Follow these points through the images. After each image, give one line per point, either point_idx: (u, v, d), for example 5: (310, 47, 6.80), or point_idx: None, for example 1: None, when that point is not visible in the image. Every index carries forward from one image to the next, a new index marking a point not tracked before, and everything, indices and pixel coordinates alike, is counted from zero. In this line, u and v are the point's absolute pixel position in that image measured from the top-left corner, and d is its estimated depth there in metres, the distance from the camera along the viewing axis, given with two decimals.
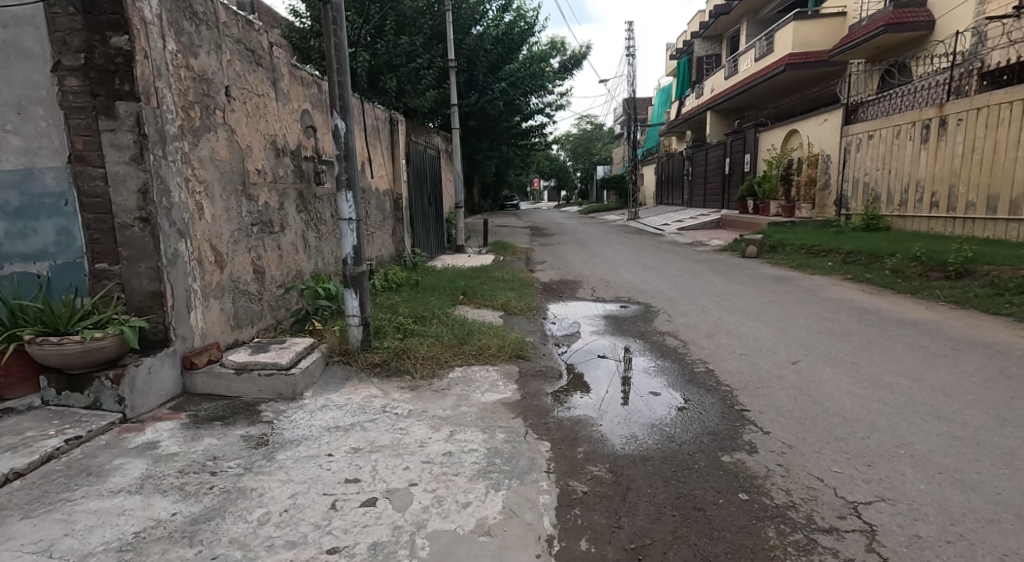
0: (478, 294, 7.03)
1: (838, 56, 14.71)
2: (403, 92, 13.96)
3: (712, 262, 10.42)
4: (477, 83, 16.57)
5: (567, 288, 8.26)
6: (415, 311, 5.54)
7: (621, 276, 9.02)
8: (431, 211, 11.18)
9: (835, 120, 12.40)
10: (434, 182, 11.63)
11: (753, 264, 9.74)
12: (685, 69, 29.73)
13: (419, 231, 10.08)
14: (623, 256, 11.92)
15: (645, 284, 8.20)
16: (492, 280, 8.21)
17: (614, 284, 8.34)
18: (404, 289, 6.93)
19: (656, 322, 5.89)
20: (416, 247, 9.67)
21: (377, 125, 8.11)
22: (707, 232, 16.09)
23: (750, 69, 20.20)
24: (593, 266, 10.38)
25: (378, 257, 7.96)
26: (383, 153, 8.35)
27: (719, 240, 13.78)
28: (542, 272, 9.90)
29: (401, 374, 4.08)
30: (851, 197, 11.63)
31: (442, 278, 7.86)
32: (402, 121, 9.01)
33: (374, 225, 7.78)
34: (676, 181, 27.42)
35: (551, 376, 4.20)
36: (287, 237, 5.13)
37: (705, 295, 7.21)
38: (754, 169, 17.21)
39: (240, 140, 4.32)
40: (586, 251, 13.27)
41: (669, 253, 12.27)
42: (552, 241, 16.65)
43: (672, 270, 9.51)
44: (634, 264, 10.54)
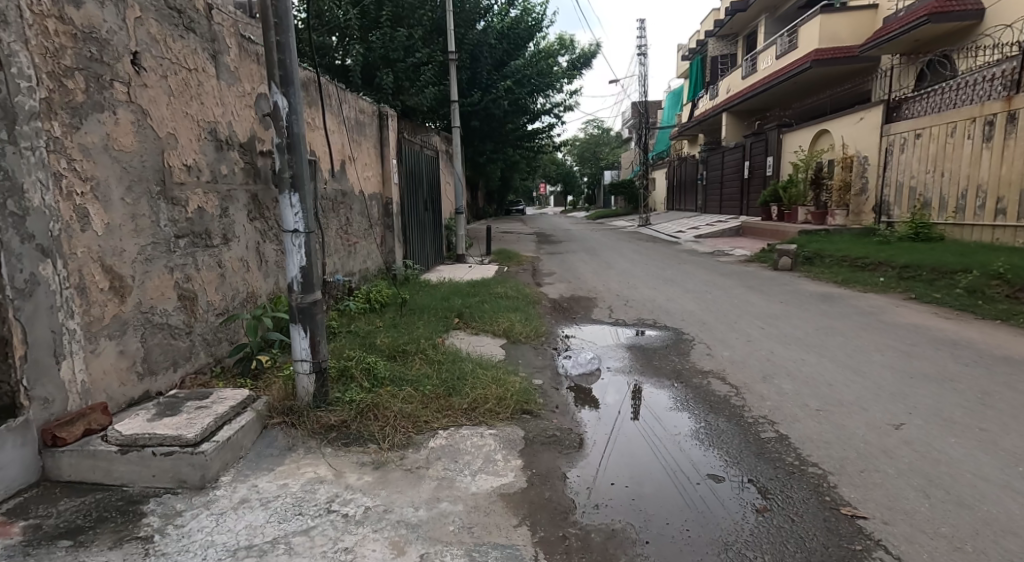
0: (477, 317, 5.98)
1: (871, 50, 13.61)
2: (400, 89, 12.99)
3: (741, 275, 9.31)
4: (481, 81, 15.59)
5: (580, 307, 7.21)
6: (395, 344, 4.49)
7: (641, 293, 7.94)
8: (427, 218, 10.14)
9: (874, 118, 11.31)
10: (432, 185, 10.60)
11: (789, 279, 8.64)
12: (698, 70, 28.68)
13: (414, 240, 9.06)
14: (639, 267, 10.84)
15: (669, 303, 7.12)
16: (494, 297, 7.15)
17: (634, 302, 7.27)
18: (391, 310, 5.89)
19: (692, 356, 4.81)
20: (409, 258, 8.63)
21: (363, 120, 7.10)
22: (727, 240, 14.98)
23: (770, 68, 19.12)
24: (607, 280, 9.31)
25: (362, 272, 6.92)
26: (370, 152, 7.32)
27: (743, 249, 12.68)
28: (551, 286, 8.85)
29: (365, 444, 3.01)
30: (895, 203, 10.61)
31: (437, 296, 6.82)
32: (394, 116, 8.00)
33: (356, 234, 6.75)
34: (689, 186, 26.32)
35: (567, 444, 3.12)
36: (233, 251, 4.07)
37: (744, 318, 6.11)
38: (777, 173, 16.11)
39: (158, 126, 3.28)
40: (597, 260, 12.21)
41: (690, 264, 11.17)
42: (560, 249, 15.55)
43: (697, 285, 8.42)
44: (652, 277, 9.46)
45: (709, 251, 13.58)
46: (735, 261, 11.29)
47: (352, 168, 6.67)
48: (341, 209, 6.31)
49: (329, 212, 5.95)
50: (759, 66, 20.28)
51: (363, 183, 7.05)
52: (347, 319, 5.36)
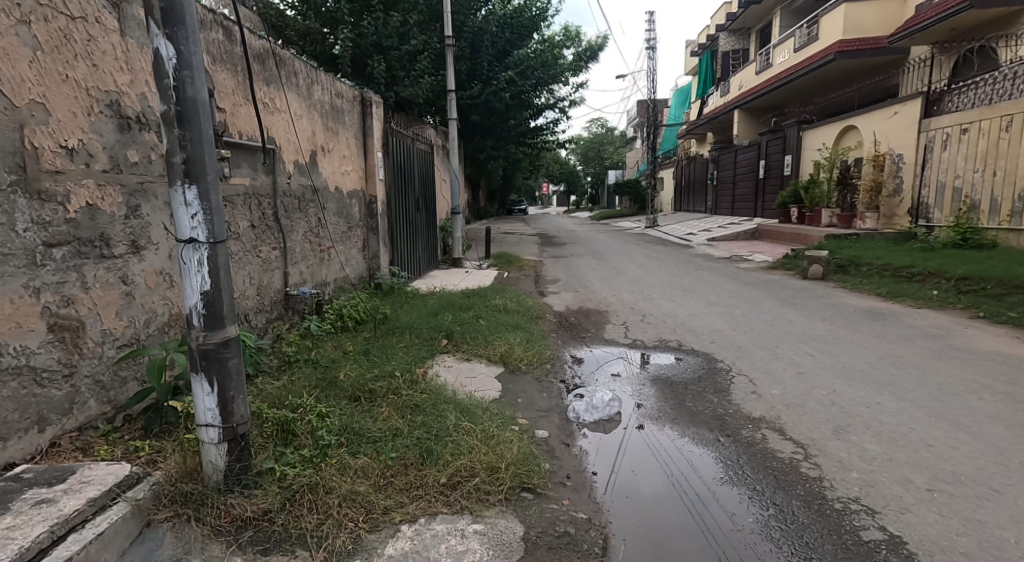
0: (467, 337, 5.05)
1: (901, 40, 12.67)
2: (395, 79, 12.09)
3: (767, 286, 8.37)
4: (481, 72, 14.68)
5: (590, 323, 6.28)
6: (360, 382, 3.55)
7: (658, 306, 7.03)
8: (420, 219, 9.23)
9: (911, 112, 10.39)
10: (426, 183, 9.69)
11: (823, 290, 7.71)
12: (708, 66, 27.73)
13: (403, 243, 8.15)
14: (652, 274, 9.92)
15: (692, 320, 6.19)
16: (490, 311, 6.25)
17: (651, 318, 6.34)
18: (366, 331, 4.97)
19: (732, 396, 3.88)
20: (397, 264, 7.71)
21: (342, 106, 6.18)
22: (743, 244, 14.04)
23: (787, 62, 18.23)
24: (618, 289, 8.39)
25: (337, 282, 6.00)
26: (349, 143, 6.41)
27: (763, 255, 11.74)
28: (556, 296, 7.94)
29: (293, 550, 2.07)
30: (935, 205, 9.70)
31: (422, 310, 5.91)
32: (379, 103, 7.09)
33: (331, 238, 5.84)
34: (699, 186, 25.38)
35: (586, 549, 2.20)
36: (149, 262, 3.11)
37: (786, 341, 5.18)
38: (796, 172, 15.17)
39: (12, 89, 2.36)
40: (605, 266, 11.28)
41: (707, 271, 10.25)
42: (564, 252, 14.63)
43: (719, 298, 7.48)
44: (668, 287, 8.54)
45: (725, 256, 12.64)
46: (756, 268, 10.36)
47: (327, 160, 5.75)
48: (312, 208, 5.40)
49: (295, 212, 5.03)
50: (775, 60, 19.36)
51: (341, 178, 6.13)
52: (310, 343, 4.43)
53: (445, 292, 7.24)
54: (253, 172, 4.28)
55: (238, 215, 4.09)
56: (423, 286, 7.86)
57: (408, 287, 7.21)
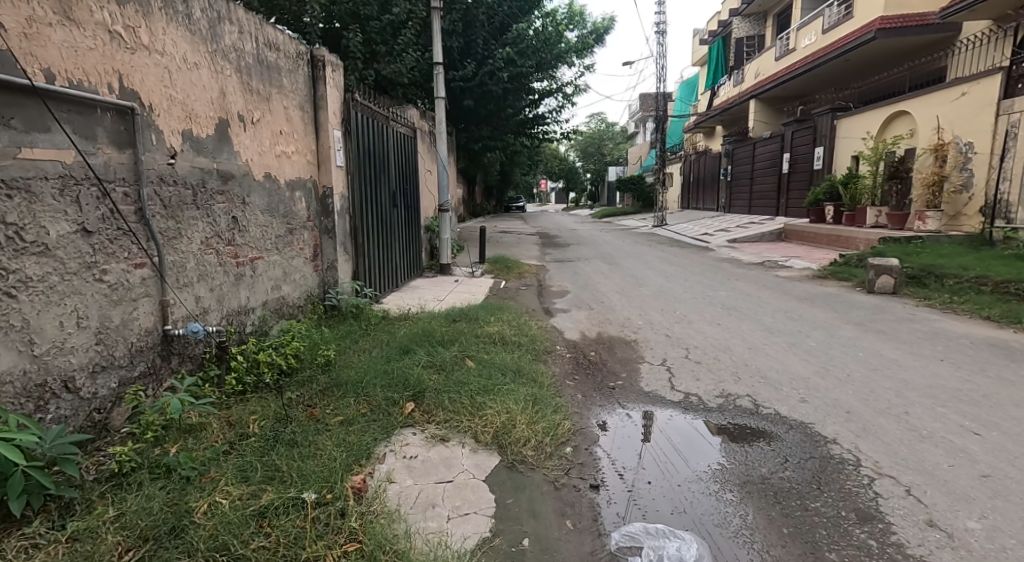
0: (443, 394, 3.45)
1: (953, 17, 11.12)
2: (375, 55, 10.66)
3: (827, 304, 6.75)
4: (476, 51, 13.03)
5: (617, 363, 4.66)
6: (231, 533, 1.96)
7: (701, 336, 5.41)
8: (397, 217, 7.58)
9: (983, 93, 8.83)
10: (405, 174, 8.03)
11: (907, 311, 6.10)
12: (719, 55, 26.08)
13: (373, 251, 6.53)
14: (679, 286, 8.31)
15: (756, 360, 4.56)
16: (480, 347, 4.62)
17: (698, 357, 4.70)
18: (292, 392, 3.36)
19: (895, 533, 2.23)
20: (362, 276, 6.05)
21: (277, 63, 4.49)
22: (771, 248, 12.45)
23: (815, 45, 16.61)
24: (642, 308, 6.76)
25: (269, 307, 4.34)
26: (290, 116, 4.73)
27: (803, 262, 10.15)
28: (567, 317, 6.32)
29: None
30: (1020, 203, 8.13)
31: (383, 348, 4.28)
32: (337, 66, 5.42)
33: (257, 245, 4.19)
34: (711, 182, 23.79)
35: None
36: None
37: (913, 401, 3.55)
38: (831, 166, 13.61)
39: None
40: (619, 274, 9.67)
41: (742, 282, 8.65)
42: (568, 255, 13.01)
43: (776, 322, 5.85)
44: (703, 305, 6.92)
45: (755, 261, 11.05)
46: (801, 279, 8.76)
47: (250, 134, 4.08)
48: (222, 203, 3.73)
49: (189, 208, 3.37)
50: (800, 44, 17.75)
51: (275, 161, 4.46)
52: (190, 421, 2.82)
53: (424, 315, 5.61)
54: (83, 143, 2.60)
55: (48, 212, 2.42)
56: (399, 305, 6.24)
57: (378, 309, 5.55)
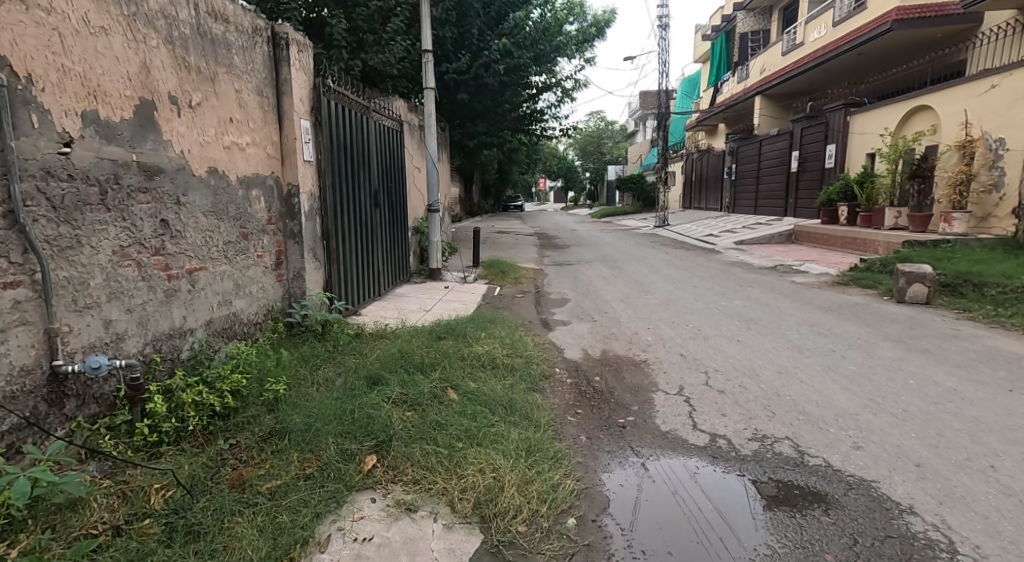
0: (412, 444, 2.79)
1: (976, 6, 10.46)
2: (362, 44, 9.97)
3: (856, 315, 6.09)
4: (470, 41, 12.34)
5: (627, 393, 3.99)
6: None
7: (721, 357, 4.74)
8: (379, 219, 6.89)
9: (1013, 85, 8.19)
10: (388, 170, 7.33)
11: (950, 326, 5.42)
12: (723, 50, 25.41)
13: (350, 259, 5.87)
14: (689, 294, 7.64)
15: (790, 389, 3.90)
16: (464, 376, 3.95)
17: (721, 385, 4.04)
18: (225, 442, 2.68)
19: None
20: (335, 287, 5.35)
21: (226, 39, 3.81)
22: (782, 251, 11.80)
23: (827, 38, 15.94)
24: (650, 321, 6.10)
25: (214, 329, 3.65)
26: (244, 102, 4.04)
27: (819, 266, 9.50)
28: (567, 332, 5.65)
29: None
30: None
31: (348, 377, 3.62)
32: (304, 46, 4.72)
33: (197, 254, 3.50)
34: (715, 181, 23.14)
35: None
36: None
37: (999, 452, 2.86)
38: (844, 165, 13.04)
39: None
40: (622, 280, 9.00)
41: (757, 289, 7.98)
42: (568, 258, 12.33)
43: (803, 339, 5.19)
44: (719, 317, 6.25)
45: (767, 266, 10.39)
46: (819, 286, 8.09)
47: (188, 120, 3.39)
48: (146, 203, 3.03)
49: (94, 210, 2.68)
50: (809, 38, 17.08)
51: (223, 154, 3.77)
52: (68, 494, 2.12)
53: (403, 331, 4.93)
54: None
55: None
56: (376, 318, 5.58)
57: (352, 323, 4.87)
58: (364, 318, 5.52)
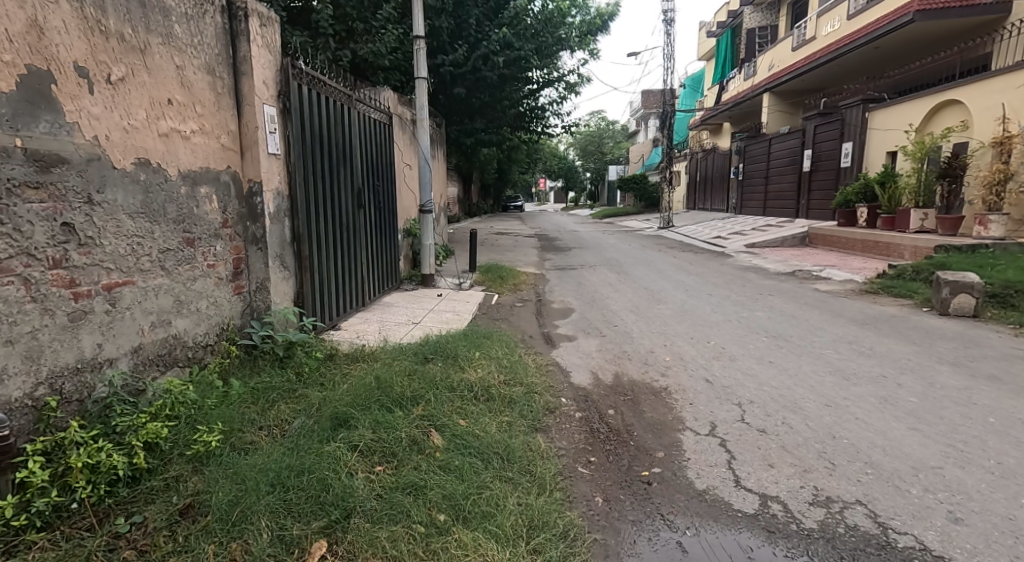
0: (376, 523, 2.15)
1: None
2: (352, 32, 9.33)
3: (898, 331, 5.41)
4: (468, 31, 11.67)
5: (648, 433, 3.32)
6: None
7: (755, 384, 4.05)
8: (363, 220, 6.21)
9: None
10: (374, 166, 6.63)
11: (1010, 346, 4.76)
12: (729, 47, 24.76)
13: (329, 267, 5.21)
14: (705, 304, 6.98)
15: (847, 429, 3.22)
16: (452, 412, 3.28)
17: (761, 424, 3.36)
18: (124, 523, 2.03)
19: None
20: (305, 299, 4.66)
21: (162, 2, 3.13)
22: (799, 255, 11.15)
23: (842, 31, 15.28)
24: (666, 339, 5.41)
25: (143, 358, 2.98)
26: (188, 81, 3.36)
27: (842, 273, 8.85)
28: (574, 352, 4.98)
29: None
30: None
31: (307, 418, 2.95)
32: (267, 19, 4.05)
33: (120, 268, 2.83)
34: (721, 181, 22.49)
35: None
36: None
37: None
38: (862, 163, 12.44)
39: None
40: (630, 287, 8.35)
41: (778, 299, 7.32)
42: (571, 262, 11.68)
43: (846, 362, 4.50)
44: (743, 333, 5.57)
45: (784, 271, 9.72)
46: (846, 295, 7.44)
47: (104, 99, 2.71)
48: (36, 202, 2.38)
49: None
50: (822, 31, 16.43)
51: (159, 143, 3.10)
52: None
53: (385, 353, 4.24)
54: None
55: None
56: (354, 338, 4.91)
57: (324, 344, 4.18)
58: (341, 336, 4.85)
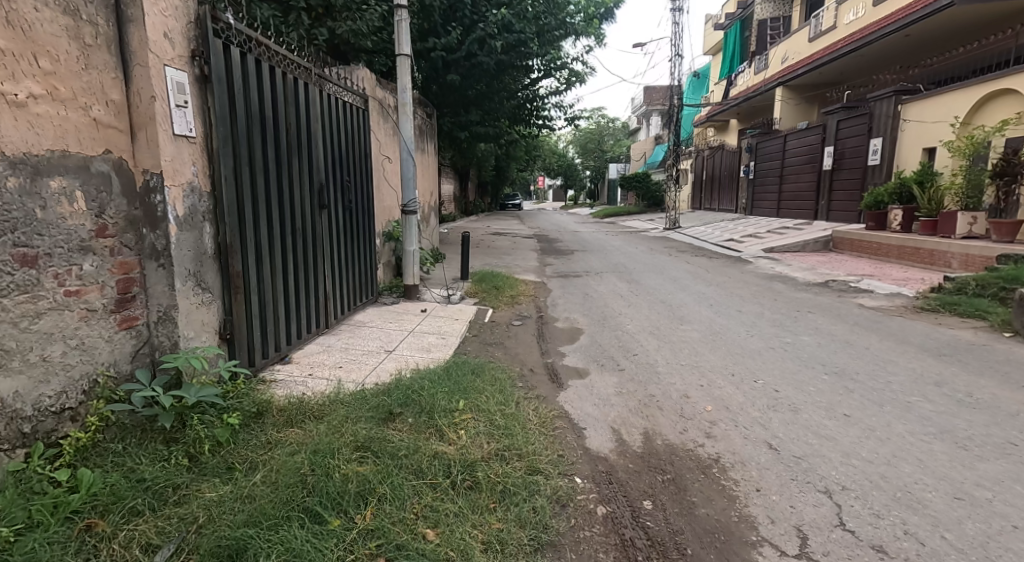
0: None
1: None
2: (329, 8, 8.17)
3: (992, 367, 4.33)
4: (462, 11, 10.52)
5: (708, 553, 2.24)
6: None
7: (839, 453, 2.97)
8: (326, 223, 5.08)
9: None
10: (342, 158, 5.50)
11: None
12: (738, 40, 23.67)
13: (276, 287, 4.11)
14: (737, 326, 5.89)
15: (1012, 553, 2.15)
16: (413, 522, 2.26)
17: (872, 535, 2.29)
18: None
19: None
20: (237, 331, 3.57)
21: None
22: (827, 262, 10.10)
23: (866, 19, 14.20)
24: (701, 376, 4.33)
25: None
26: (21, 21, 2.29)
27: (885, 284, 7.80)
28: (587, 399, 3.89)
29: None
30: None
31: (176, 554, 1.98)
32: None
33: None
34: (729, 181, 21.43)
35: None
36: None
37: None
38: (893, 161, 11.42)
39: None
40: (645, 300, 7.27)
41: (821, 318, 6.24)
42: (574, 268, 10.60)
43: (949, 416, 3.42)
44: (795, 367, 4.49)
45: (815, 281, 8.64)
46: (900, 314, 6.37)
47: None
48: None
49: None
50: (843, 20, 15.35)
51: None
52: None
53: (334, 412, 3.16)
54: None
55: None
56: (303, 382, 3.81)
57: (251, 397, 3.08)
58: (283, 382, 3.75)
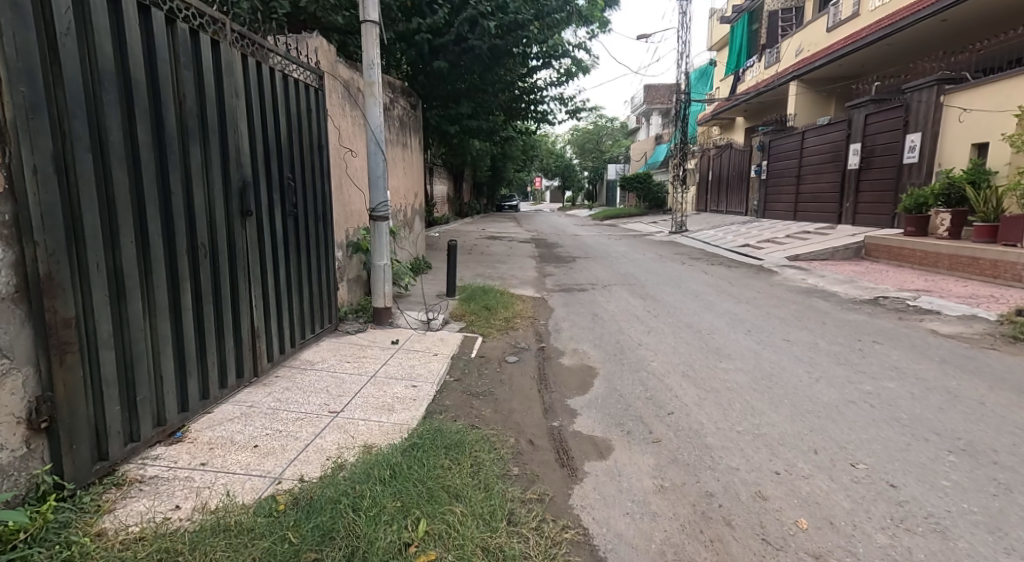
0: None
1: None
2: None
3: None
4: None
5: None
6: None
7: None
8: (253, 234, 3.77)
9: None
10: (282, 150, 4.20)
11: None
12: (746, 33, 22.40)
13: (160, 331, 2.79)
14: (793, 365, 4.61)
15: None
16: None
17: None
18: None
19: None
20: (74, 412, 2.28)
21: None
22: (868, 274, 8.84)
23: (894, 4, 12.99)
24: (772, 455, 3.05)
25: None
26: None
27: (953, 303, 6.55)
28: (616, 503, 2.63)
29: None
30: None
31: None
32: None
33: None
34: (738, 181, 20.20)
35: None
36: None
37: None
38: (931, 160, 10.24)
39: None
40: (668, 325, 5.99)
41: (894, 351, 4.97)
42: (578, 279, 9.32)
43: None
44: (899, 438, 3.22)
45: (861, 297, 7.38)
46: (990, 345, 5.10)
47: None
48: None
49: None
50: (866, 7, 14.13)
51: None
52: None
53: None
54: None
55: None
56: (182, 482, 2.51)
57: (45, 553, 1.90)
58: (149, 485, 2.45)
